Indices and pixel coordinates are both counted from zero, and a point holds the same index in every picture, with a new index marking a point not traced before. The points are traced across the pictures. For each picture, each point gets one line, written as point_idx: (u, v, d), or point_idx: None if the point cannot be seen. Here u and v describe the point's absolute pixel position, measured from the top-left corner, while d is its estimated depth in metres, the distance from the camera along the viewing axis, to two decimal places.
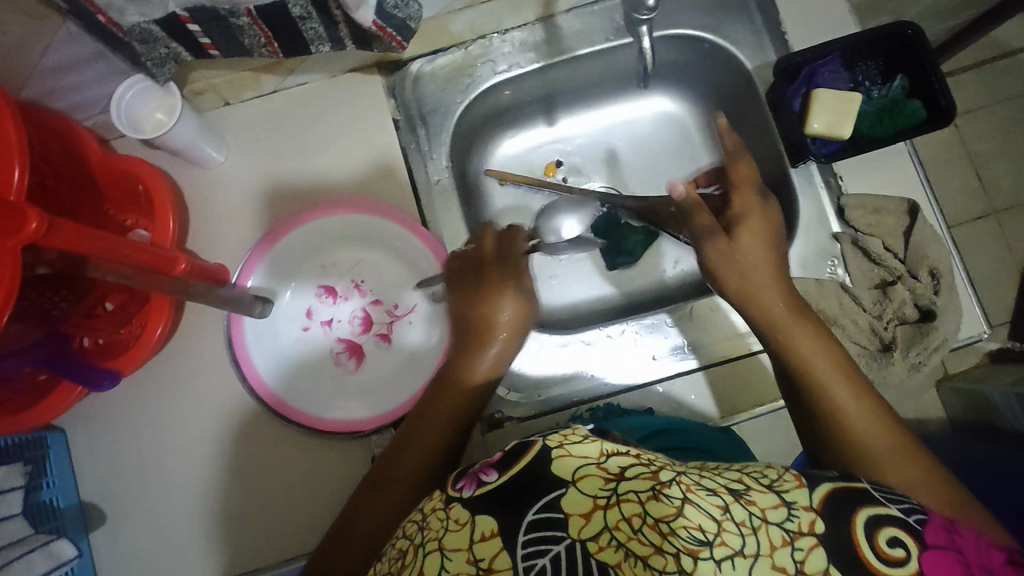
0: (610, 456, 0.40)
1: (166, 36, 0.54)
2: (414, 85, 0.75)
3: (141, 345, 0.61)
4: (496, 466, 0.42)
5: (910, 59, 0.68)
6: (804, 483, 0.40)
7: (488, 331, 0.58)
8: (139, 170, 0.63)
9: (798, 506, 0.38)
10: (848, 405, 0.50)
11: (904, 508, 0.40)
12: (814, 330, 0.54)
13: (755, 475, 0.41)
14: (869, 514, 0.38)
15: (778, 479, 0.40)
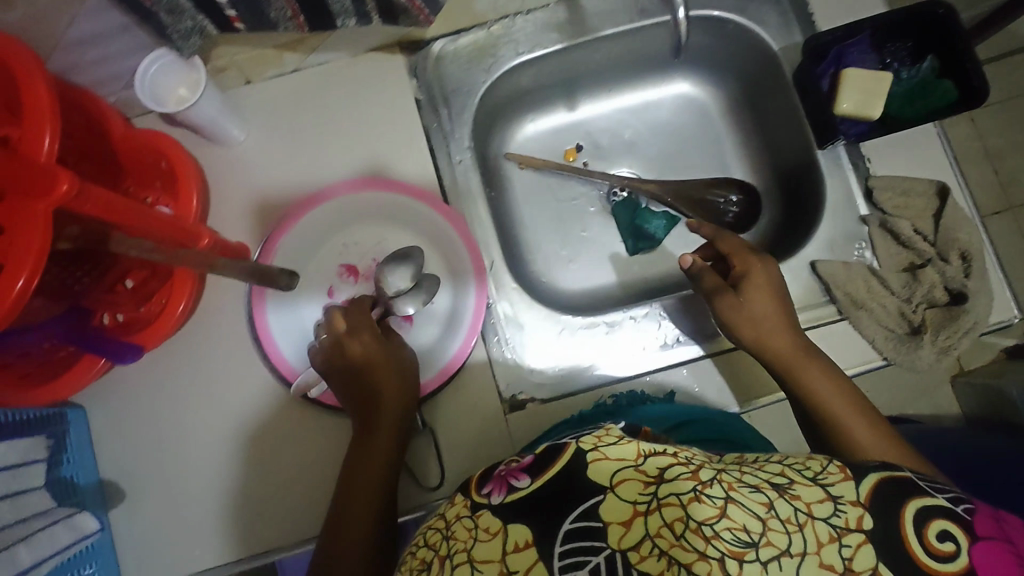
0: (648, 457, 0.38)
1: (193, 7, 0.54)
2: (437, 66, 0.74)
3: (164, 320, 0.63)
4: (525, 470, 0.41)
5: (941, 39, 0.67)
6: (850, 475, 0.38)
7: (392, 370, 0.61)
8: (162, 148, 0.64)
9: (845, 501, 0.36)
10: (852, 428, 0.54)
11: (951, 496, 0.38)
12: (811, 358, 0.59)
13: (797, 467, 0.39)
14: (921, 508, 0.36)
15: (822, 470, 0.38)
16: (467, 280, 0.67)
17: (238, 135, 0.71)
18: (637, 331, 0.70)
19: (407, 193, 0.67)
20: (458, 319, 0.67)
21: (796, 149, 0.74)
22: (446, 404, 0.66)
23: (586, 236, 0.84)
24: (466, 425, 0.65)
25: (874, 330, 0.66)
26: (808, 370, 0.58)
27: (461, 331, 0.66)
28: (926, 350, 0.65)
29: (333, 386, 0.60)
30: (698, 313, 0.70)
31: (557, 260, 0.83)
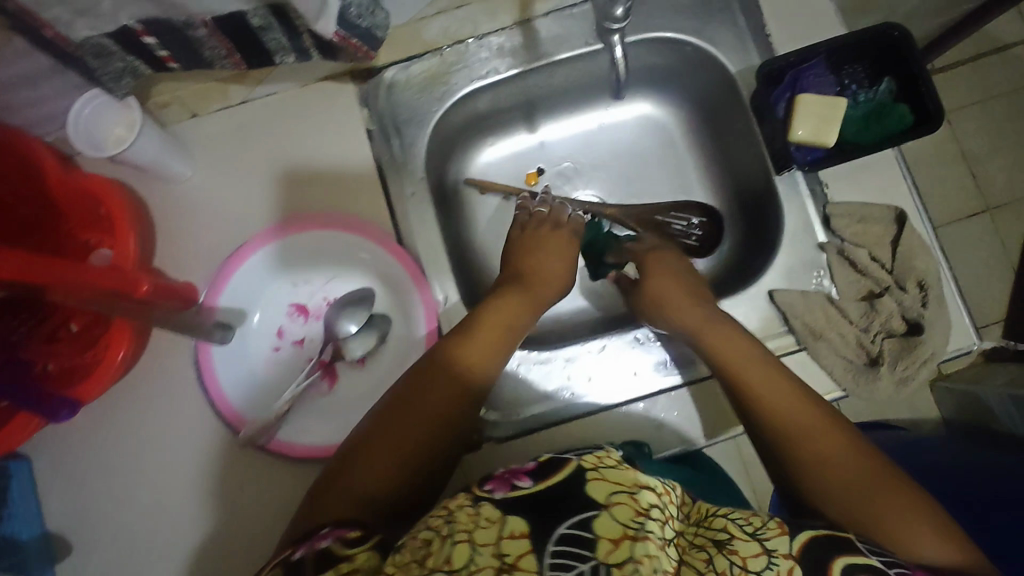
0: (641, 488, 0.44)
1: (121, 49, 0.51)
2: (388, 94, 0.72)
3: (103, 371, 0.59)
4: (529, 474, 0.46)
5: (898, 62, 0.65)
6: (787, 530, 0.43)
7: (502, 318, 0.62)
8: (97, 189, 0.61)
9: (777, 553, 0.42)
10: (788, 412, 0.53)
11: (885, 560, 0.42)
12: (744, 339, 0.59)
13: (740, 522, 0.44)
14: (849, 563, 0.41)
15: (762, 526, 0.44)
16: (418, 319, 0.66)
17: (183, 171, 0.69)
18: (596, 366, 0.69)
19: (355, 231, 0.65)
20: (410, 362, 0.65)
21: (757, 174, 0.72)
22: None
23: None
24: None
25: (833, 360, 0.65)
26: (736, 353, 0.58)
27: None
28: (884, 382, 0.64)
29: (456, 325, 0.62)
30: (656, 347, 0.69)
31: None
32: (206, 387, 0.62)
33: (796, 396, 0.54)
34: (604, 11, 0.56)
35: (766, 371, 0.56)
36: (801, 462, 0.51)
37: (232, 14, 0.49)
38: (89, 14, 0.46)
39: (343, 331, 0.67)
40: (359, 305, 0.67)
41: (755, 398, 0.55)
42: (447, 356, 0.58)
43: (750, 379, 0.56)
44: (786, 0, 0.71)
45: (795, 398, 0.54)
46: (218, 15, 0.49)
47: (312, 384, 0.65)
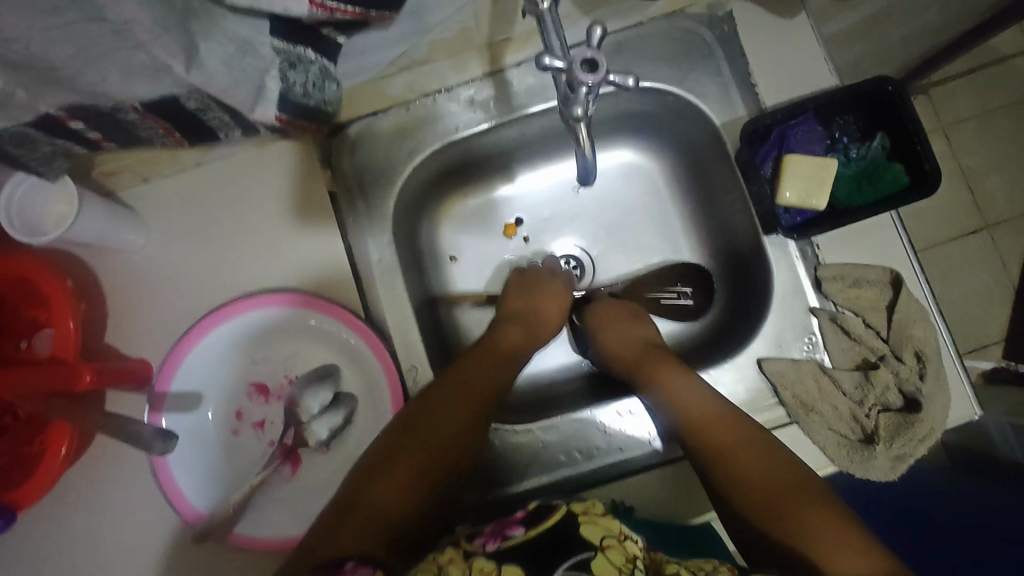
0: (629, 537, 0.46)
1: (44, 135, 0.47)
2: (353, 151, 0.68)
3: (44, 472, 0.55)
4: (520, 522, 0.47)
5: (891, 116, 0.62)
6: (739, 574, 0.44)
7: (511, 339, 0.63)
8: (34, 273, 0.57)
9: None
10: (741, 457, 0.51)
11: None
12: (692, 378, 0.59)
13: (694, 567, 0.45)
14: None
15: (714, 570, 0.45)
16: (384, 400, 0.62)
17: (135, 241, 0.65)
18: (576, 441, 0.65)
19: (313, 307, 0.61)
20: None
21: (744, 232, 0.69)
22: None
23: None
24: None
25: (826, 435, 0.61)
26: (683, 388, 0.58)
27: None
28: (880, 460, 0.60)
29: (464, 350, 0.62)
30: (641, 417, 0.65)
31: None
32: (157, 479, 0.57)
33: (747, 433, 0.53)
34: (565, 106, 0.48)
35: (720, 412, 0.55)
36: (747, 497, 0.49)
37: (165, 97, 0.45)
38: (3, 108, 0.42)
39: (307, 412, 0.63)
40: (323, 382, 0.63)
41: (708, 439, 0.53)
42: (450, 376, 0.57)
43: (712, 430, 0.53)
44: (773, 47, 0.67)
45: (747, 440, 0.52)
46: (148, 99, 0.45)
47: (273, 471, 0.61)
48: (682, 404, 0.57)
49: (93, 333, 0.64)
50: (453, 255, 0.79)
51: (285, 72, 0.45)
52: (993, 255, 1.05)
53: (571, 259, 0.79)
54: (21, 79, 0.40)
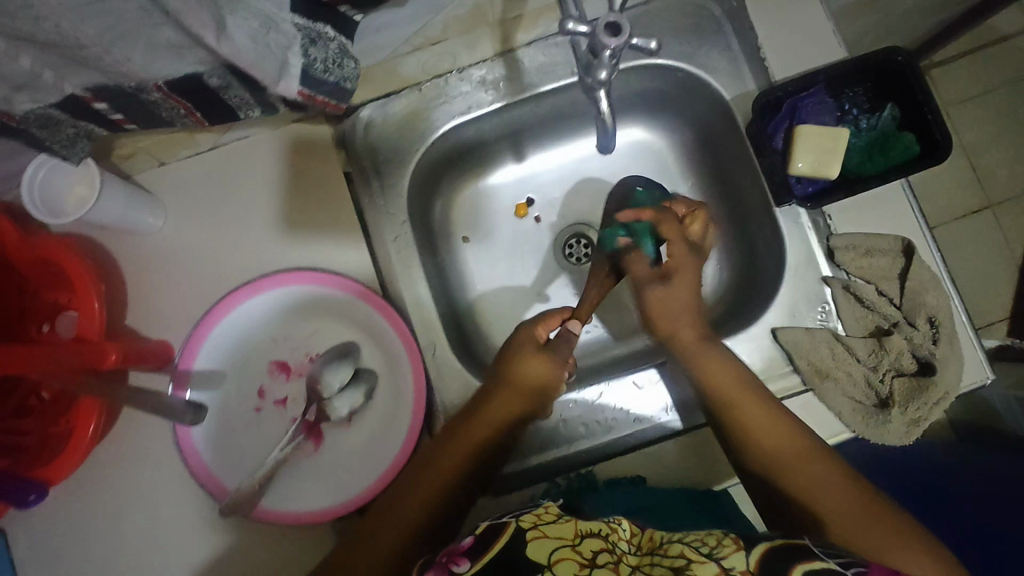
0: (583, 538, 0.48)
1: (69, 117, 0.48)
2: (366, 132, 0.69)
3: (75, 448, 0.56)
4: (465, 553, 0.47)
5: (901, 86, 0.62)
6: (741, 546, 0.46)
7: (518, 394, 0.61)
8: (57, 255, 0.58)
9: (736, 571, 0.44)
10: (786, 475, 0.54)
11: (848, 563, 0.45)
12: (754, 394, 0.58)
13: (696, 545, 0.47)
14: (809, 568, 0.44)
15: (717, 545, 0.47)
16: (405, 374, 0.63)
17: (153, 224, 0.65)
18: (591, 415, 0.65)
19: (325, 282, 0.62)
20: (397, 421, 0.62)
21: (755, 205, 0.69)
22: None
23: (540, 298, 0.80)
24: None
25: (841, 401, 0.62)
26: (745, 406, 0.57)
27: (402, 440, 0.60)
28: (895, 424, 0.61)
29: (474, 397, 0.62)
30: (653, 389, 0.66)
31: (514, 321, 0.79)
32: (182, 454, 0.58)
33: (779, 422, 0.56)
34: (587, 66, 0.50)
35: (765, 415, 0.57)
36: (790, 476, 0.54)
37: (188, 76, 0.46)
38: (29, 88, 0.42)
39: (327, 389, 0.64)
40: (342, 360, 0.65)
41: (743, 424, 0.57)
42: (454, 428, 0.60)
43: (744, 416, 0.57)
44: (782, 21, 0.67)
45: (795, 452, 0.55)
46: (172, 77, 0.45)
47: (296, 446, 0.62)
48: (738, 419, 0.57)
49: (115, 316, 0.65)
50: (466, 236, 0.80)
51: (306, 48, 0.45)
52: (996, 232, 1.05)
53: (579, 238, 0.80)
54: (50, 59, 0.40)
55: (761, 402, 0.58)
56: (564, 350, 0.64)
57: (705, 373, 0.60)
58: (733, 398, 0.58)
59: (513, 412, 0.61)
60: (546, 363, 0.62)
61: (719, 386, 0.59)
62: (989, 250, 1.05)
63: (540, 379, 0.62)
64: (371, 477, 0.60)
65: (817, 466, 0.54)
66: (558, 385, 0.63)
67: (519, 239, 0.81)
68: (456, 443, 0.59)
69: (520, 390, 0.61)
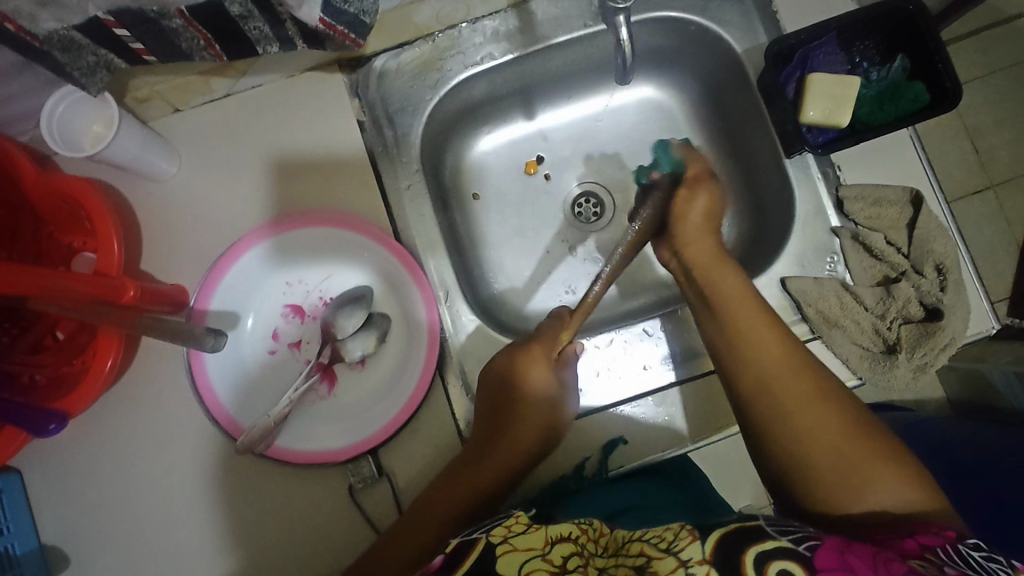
0: (553, 546, 0.46)
1: (90, 42, 0.48)
2: (379, 83, 0.69)
3: (90, 383, 0.57)
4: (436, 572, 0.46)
5: (913, 38, 0.63)
6: (697, 537, 0.43)
7: (533, 404, 0.61)
8: (75, 190, 0.58)
9: (693, 562, 0.41)
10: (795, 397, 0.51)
11: (797, 537, 0.42)
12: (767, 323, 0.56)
13: (655, 542, 0.45)
14: (760, 551, 0.41)
15: (674, 538, 0.44)
16: (417, 317, 0.63)
17: (168, 169, 0.66)
18: (601, 359, 0.67)
19: (299, 223, 0.62)
20: (410, 362, 0.63)
21: (765, 160, 0.70)
22: (402, 447, 0.62)
23: (549, 255, 0.80)
24: (419, 464, 0.62)
25: (848, 348, 0.63)
26: (747, 335, 0.55)
27: (416, 378, 0.61)
28: (901, 370, 0.62)
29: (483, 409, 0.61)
30: (658, 339, 0.67)
31: (523, 278, 0.79)
32: (198, 391, 0.59)
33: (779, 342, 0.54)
34: None
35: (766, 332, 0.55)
36: (775, 416, 0.51)
37: (208, 2, 0.46)
38: (53, 6, 0.43)
39: (342, 331, 0.65)
40: (356, 304, 0.65)
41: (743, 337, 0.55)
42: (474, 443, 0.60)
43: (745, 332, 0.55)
44: None
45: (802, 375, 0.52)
46: (193, 3, 0.46)
47: (311, 386, 0.63)
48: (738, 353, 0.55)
49: (131, 260, 0.66)
50: (476, 193, 0.80)
51: None
52: (995, 212, 1.04)
53: (590, 197, 0.81)
54: None
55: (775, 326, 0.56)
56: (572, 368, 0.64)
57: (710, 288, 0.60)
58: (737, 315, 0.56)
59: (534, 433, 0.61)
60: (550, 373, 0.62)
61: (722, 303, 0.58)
62: (992, 230, 1.04)
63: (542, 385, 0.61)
64: (385, 415, 0.61)
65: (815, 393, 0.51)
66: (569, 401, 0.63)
67: (529, 197, 0.81)
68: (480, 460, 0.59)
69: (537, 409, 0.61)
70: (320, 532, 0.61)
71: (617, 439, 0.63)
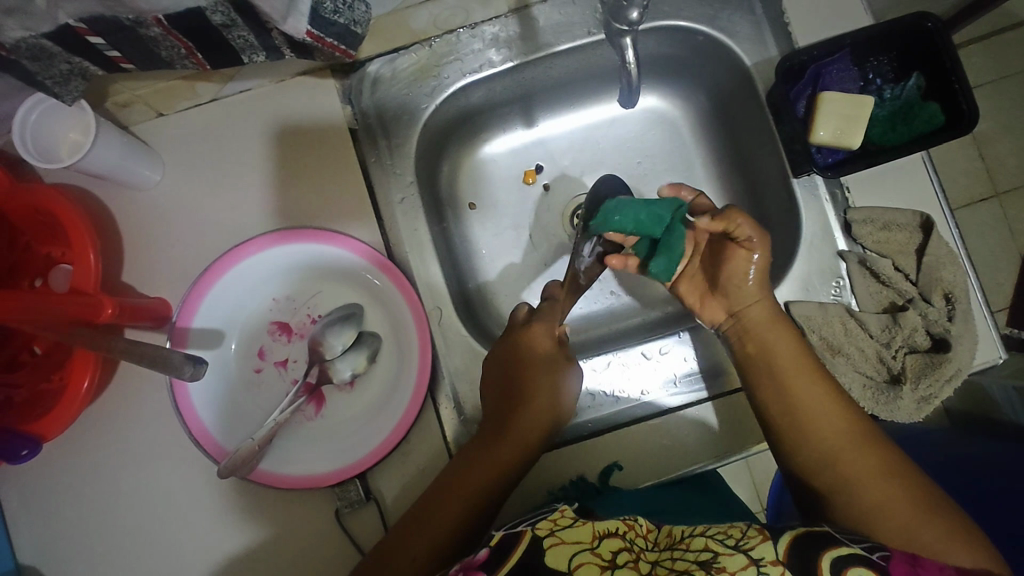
0: (601, 540, 0.44)
1: (61, 50, 0.45)
2: (372, 89, 0.66)
3: (66, 404, 0.55)
4: (481, 567, 0.43)
5: (929, 57, 0.60)
6: (768, 536, 0.43)
7: (546, 397, 0.60)
8: (48, 201, 0.56)
9: (766, 562, 0.41)
10: (820, 418, 0.53)
11: (867, 546, 0.42)
12: (797, 348, 0.57)
13: (721, 537, 0.43)
14: (836, 556, 0.41)
15: (743, 536, 0.43)
16: (409, 339, 0.61)
17: (150, 177, 0.63)
18: (596, 383, 0.65)
19: (292, 240, 0.60)
20: (400, 385, 0.60)
21: (773, 178, 0.68)
22: (391, 470, 0.60)
23: (547, 266, 0.78)
24: (408, 486, 0.60)
25: (851, 377, 0.61)
26: (780, 360, 0.56)
27: (406, 400, 0.59)
28: (905, 401, 0.60)
29: (498, 401, 0.60)
30: (655, 360, 0.65)
31: (518, 290, 0.77)
32: (180, 414, 0.57)
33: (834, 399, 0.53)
34: (615, 11, 0.50)
35: (796, 361, 0.56)
36: (813, 434, 0.52)
37: (188, 11, 0.43)
38: (20, 13, 0.40)
39: (330, 351, 0.63)
40: (345, 323, 0.63)
41: (795, 402, 0.54)
42: (492, 433, 0.58)
43: (800, 390, 0.54)
44: None
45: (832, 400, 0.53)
46: (171, 12, 0.43)
47: (298, 408, 0.61)
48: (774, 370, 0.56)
49: (110, 271, 0.63)
50: (473, 202, 0.78)
51: None
52: (1000, 224, 1.02)
53: None
54: None
55: (803, 358, 0.56)
56: (570, 356, 0.64)
57: (766, 338, 0.57)
58: (767, 348, 0.57)
59: (537, 436, 0.59)
60: (552, 371, 0.61)
61: (779, 359, 0.56)
62: (994, 240, 1.02)
63: (547, 382, 0.60)
64: (372, 441, 0.59)
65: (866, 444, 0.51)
66: (572, 397, 0.62)
67: (528, 207, 0.79)
68: (481, 462, 0.56)
69: (539, 409, 0.59)
70: (304, 556, 0.59)
71: (612, 465, 0.61)
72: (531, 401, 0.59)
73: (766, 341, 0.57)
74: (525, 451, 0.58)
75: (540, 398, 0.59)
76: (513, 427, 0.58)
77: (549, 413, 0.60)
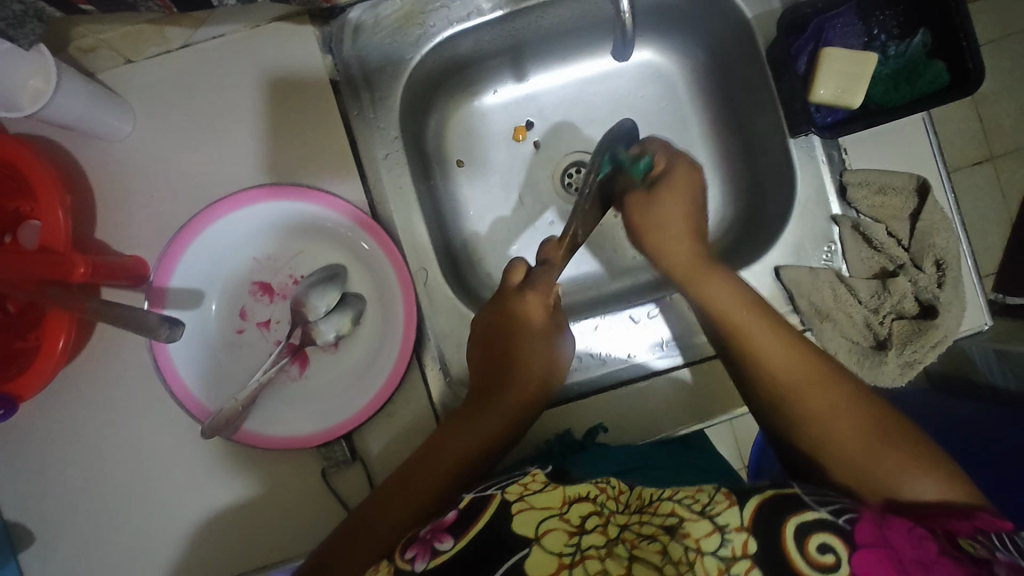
0: (570, 505, 0.44)
1: None
2: (354, 37, 0.63)
3: (38, 367, 0.53)
4: (449, 530, 0.44)
5: (937, 12, 0.58)
6: (735, 502, 0.42)
7: (536, 363, 0.60)
8: (12, 154, 0.53)
9: (731, 528, 0.41)
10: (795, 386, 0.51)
11: (836, 509, 0.42)
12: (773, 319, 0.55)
13: (688, 503, 0.43)
14: (800, 522, 0.41)
15: (710, 501, 0.43)
16: (394, 299, 0.60)
17: (120, 129, 0.60)
18: (583, 346, 0.65)
19: (269, 198, 0.59)
20: (388, 346, 0.59)
21: (769, 139, 0.66)
22: (375, 431, 0.60)
23: (537, 228, 0.76)
24: (392, 447, 0.60)
25: (838, 342, 0.61)
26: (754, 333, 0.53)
27: (393, 360, 0.58)
28: (890, 365, 0.60)
29: (492, 365, 0.59)
30: (643, 326, 0.65)
31: (506, 250, 0.76)
32: (160, 372, 0.56)
33: (802, 353, 0.52)
34: None
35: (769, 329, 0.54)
36: (796, 400, 0.50)
37: None
38: None
39: (314, 312, 0.61)
40: (328, 283, 0.62)
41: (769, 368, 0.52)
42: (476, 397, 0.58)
43: (766, 351, 0.52)
44: None
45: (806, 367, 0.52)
46: None
47: (282, 368, 0.61)
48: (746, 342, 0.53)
49: (83, 228, 0.61)
50: (461, 160, 0.75)
51: None
52: (993, 187, 1.01)
53: (581, 167, 0.76)
54: None
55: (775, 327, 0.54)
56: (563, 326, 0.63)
57: (706, 298, 0.56)
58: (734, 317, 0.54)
59: (524, 402, 0.58)
60: (543, 336, 0.61)
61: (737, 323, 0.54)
62: (986, 204, 1.01)
63: (539, 352, 0.60)
64: (358, 401, 0.59)
65: (845, 397, 0.50)
66: (560, 365, 0.61)
67: (518, 164, 0.76)
68: (467, 423, 0.56)
69: (528, 373, 0.59)
70: (289, 512, 0.60)
71: (596, 427, 0.61)
72: (519, 366, 0.59)
73: (738, 311, 0.54)
74: (512, 416, 0.58)
75: (530, 365, 0.59)
76: (500, 392, 0.58)
77: (539, 381, 0.59)
